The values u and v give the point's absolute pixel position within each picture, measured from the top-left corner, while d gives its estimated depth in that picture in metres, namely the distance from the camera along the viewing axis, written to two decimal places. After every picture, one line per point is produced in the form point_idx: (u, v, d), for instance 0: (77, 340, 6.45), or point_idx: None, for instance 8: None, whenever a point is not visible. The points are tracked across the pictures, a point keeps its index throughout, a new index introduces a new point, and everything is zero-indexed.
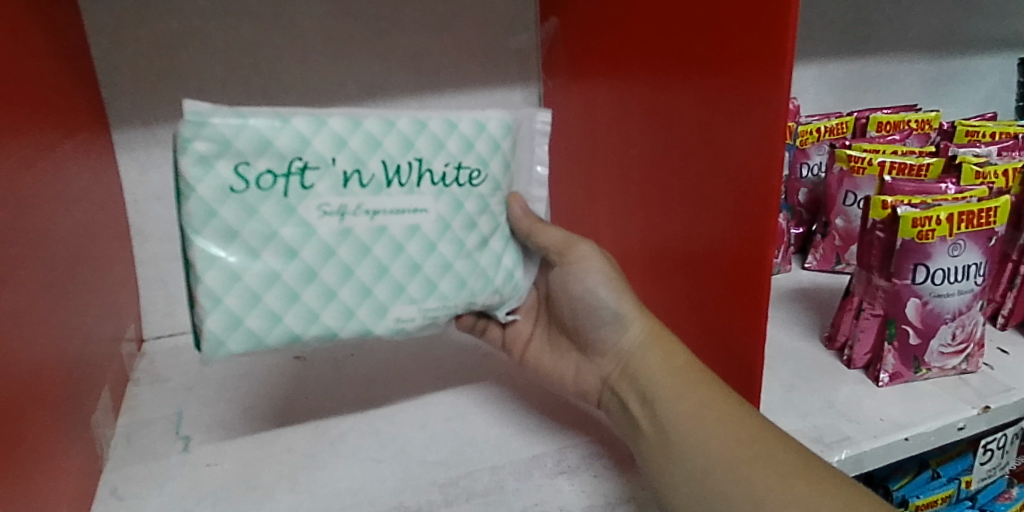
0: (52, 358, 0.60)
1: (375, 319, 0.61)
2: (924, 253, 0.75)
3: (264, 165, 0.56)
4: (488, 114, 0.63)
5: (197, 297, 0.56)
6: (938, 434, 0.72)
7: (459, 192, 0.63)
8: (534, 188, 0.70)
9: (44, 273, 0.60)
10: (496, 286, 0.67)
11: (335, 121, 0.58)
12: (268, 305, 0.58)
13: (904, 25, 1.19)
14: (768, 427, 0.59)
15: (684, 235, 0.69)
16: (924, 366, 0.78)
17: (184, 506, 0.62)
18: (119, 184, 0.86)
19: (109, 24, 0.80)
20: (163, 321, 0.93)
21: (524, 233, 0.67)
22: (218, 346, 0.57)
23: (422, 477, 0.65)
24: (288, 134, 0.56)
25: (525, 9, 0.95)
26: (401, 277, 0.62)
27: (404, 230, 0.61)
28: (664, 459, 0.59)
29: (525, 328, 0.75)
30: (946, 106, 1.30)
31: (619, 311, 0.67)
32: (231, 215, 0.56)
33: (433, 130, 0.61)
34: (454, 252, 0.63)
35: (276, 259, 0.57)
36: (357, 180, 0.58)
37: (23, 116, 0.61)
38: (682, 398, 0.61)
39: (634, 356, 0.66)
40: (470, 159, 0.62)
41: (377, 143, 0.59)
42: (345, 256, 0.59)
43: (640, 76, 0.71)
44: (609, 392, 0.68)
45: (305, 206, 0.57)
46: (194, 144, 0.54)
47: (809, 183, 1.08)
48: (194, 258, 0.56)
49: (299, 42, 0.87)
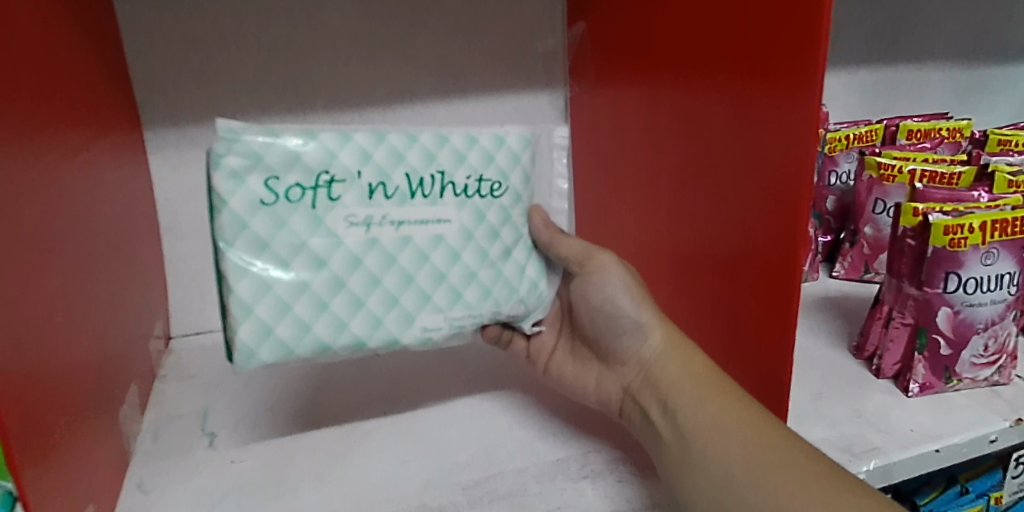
0: (82, 351, 0.61)
1: (402, 328, 0.61)
2: (956, 261, 0.74)
3: (293, 179, 0.57)
4: (507, 127, 0.63)
5: (229, 308, 0.57)
6: (970, 446, 0.71)
7: (481, 203, 0.63)
8: (555, 201, 0.69)
9: (76, 268, 0.61)
10: (521, 296, 0.66)
11: (360, 136, 0.58)
12: (298, 315, 0.58)
13: (937, 32, 1.18)
14: (790, 433, 0.58)
15: (713, 250, 0.69)
16: (954, 376, 0.77)
17: (210, 500, 0.63)
18: (150, 183, 0.87)
19: (143, 25, 0.82)
20: (192, 319, 0.94)
21: (545, 244, 0.66)
22: (249, 356, 0.58)
23: (446, 477, 0.65)
24: (315, 148, 0.57)
25: (553, 13, 0.95)
26: (427, 286, 0.62)
27: (429, 240, 0.61)
28: (686, 469, 0.59)
29: (550, 339, 0.75)
30: (979, 114, 1.28)
31: (639, 319, 0.66)
32: (261, 227, 0.56)
33: (454, 144, 0.61)
34: (478, 262, 0.63)
35: (305, 269, 0.58)
36: (382, 191, 0.59)
37: (58, 114, 0.62)
38: (703, 404, 0.61)
39: (654, 364, 0.65)
40: (491, 172, 0.63)
41: (401, 156, 0.59)
42: (372, 265, 0.60)
43: (666, 92, 0.72)
44: (630, 401, 0.68)
45: (332, 217, 0.58)
46: (226, 159, 0.55)
47: (837, 190, 1.07)
48: (226, 269, 0.56)
49: (329, 44, 0.87)
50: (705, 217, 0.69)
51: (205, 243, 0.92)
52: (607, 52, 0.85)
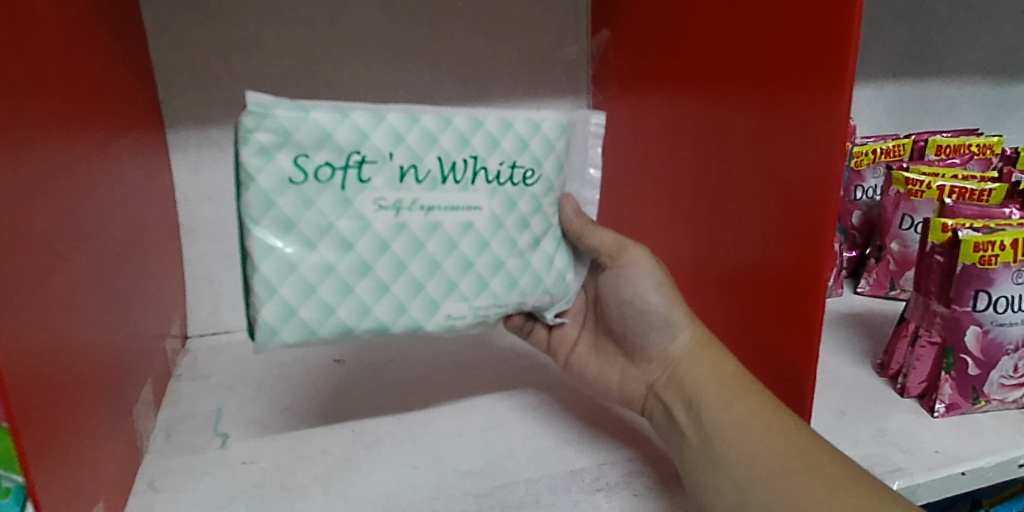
0: (96, 345, 0.61)
1: (425, 315, 0.61)
2: (987, 279, 0.72)
3: (323, 157, 0.56)
4: (544, 113, 0.62)
5: (253, 287, 0.57)
6: (997, 470, 0.68)
7: (513, 191, 0.62)
8: (587, 191, 0.68)
9: (93, 264, 0.62)
10: (547, 286, 0.66)
11: (394, 116, 0.57)
12: (322, 297, 0.58)
13: (967, 47, 1.15)
14: (818, 442, 0.57)
15: (738, 249, 0.67)
16: (982, 398, 0.74)
17: (220, 502, 0.62)
18: (171, 183, 0.88)
19: (170, 26, 0.82)
20: (208, 319, 0.94)
21: (575, 235, 0.66)
22: (272, 335, 0.58)
23: (458, 485, 0.64)
24: (347, 127, 0.56)
25: (577, 21, 0.95)
26: (453, 274, 0.61)
27: (458, 226, 0.60)
28: (708, 470, 0.58)
29: (572, 332, 0.74)
30: (1009, 131, 1.26)
31: (669, 318, 0.65)
32: (289, 206, 0.56)
33: (489, 129, 0.60)
34: (507, 251, 0.63)
35: (331, 251, 0.57)
36: (413, 175, 0.58)
37: (80, 111, 0.62)
38: (729, 406, 0.60)
39: (681, 363, 0.64)
40: (525, 159, 0.61)
41: (434, 139, 0.58)
42: (399, 251, 0.59)
43: (694, 90, 0.70)
44: (653, 398, 0.67)
45: (361, 199, 0.57)
46: (255, 135, 0.54)
47: (863, 205, 1.05)
48: (252, 247, 0.56)
49: (351, 48, 0.88)
50: (726, 215, 0.68)
51: (223, 243, 0.92)
52: (630, 60, 0.84)
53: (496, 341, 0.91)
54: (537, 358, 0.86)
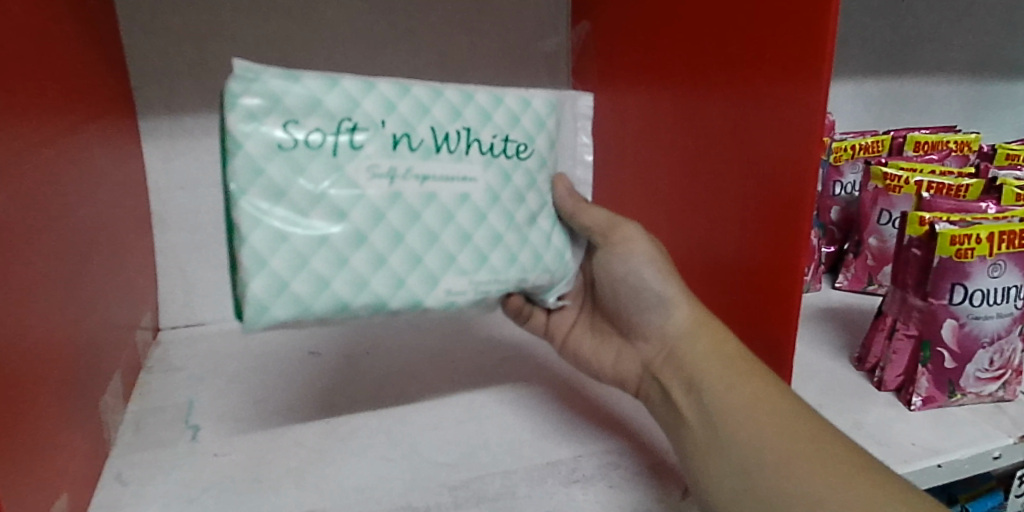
0: (60, 333, 0.59)
1: (425, 290, 0.59)
2: (963, 273, 0.72)
3: (314, 124, 0.55)
4: (534, 91, 0.63)
5: (241, 259, 0.54)
6: (973, 462, 0.69)
7: (507, 164, 0.61)
8: (579, 170, 0.69)
9: (57, 250, 0.60)
10: (547, 264, 0.64)
11: (384, 85, 0.57)
12: (316, 270, 0.56)
13: (945, 45, 1.16)
14: (824, 426, 0.56)
15: (720, 237, 0.66)
16: (958, 391, 0.75)
17: (189, 494, 0.61)
18: (143, 172, 0.86)
19: (141, 12, 0.81)
20: (181, 312, 0.93)
21: (568, 214, 0.66)
22: (262, 311, 0.55)
23: (434, 477, 0.63)
24: (338, 95, 0.56)
25: (558, 12, 0.94)
26: (452, 247, 0.60)
27: (455, 198, 0.59)
28: (710, 455, 0.58)
29: (569, 315, 0.73)
30: (987, 129, 1.27)
31: (664, 295, 0.64)
32: (279, 173, 0.54)
33: (480, 102, 0.60)
34: (505, 225, 0.62)
35: (324, 221, 0.56)
36: (406, 143, 0.57)
37: (47, 94, 0.61)
38: (731, 388, 0.59)
39: (679, 343, 0.64)
40: (518, 133, 0.62)
41: (425, 109, 0.58)
42: (395, 221, 0.58)
43: (671, 81, 0.70)
44: (649, 378, 0.66)
45: (353, 168, 0.56)
46: (242, 100, 0.54)
47: (842, 200, 1.05)
48: (240, 217, 0.54)
49: (329, 35, 0.86)
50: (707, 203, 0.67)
51: (198, 233, 0.91)
52: (611, 51, 0.83)
53: (475, 333, 0.90)
54: (518, 350, 0.86)
